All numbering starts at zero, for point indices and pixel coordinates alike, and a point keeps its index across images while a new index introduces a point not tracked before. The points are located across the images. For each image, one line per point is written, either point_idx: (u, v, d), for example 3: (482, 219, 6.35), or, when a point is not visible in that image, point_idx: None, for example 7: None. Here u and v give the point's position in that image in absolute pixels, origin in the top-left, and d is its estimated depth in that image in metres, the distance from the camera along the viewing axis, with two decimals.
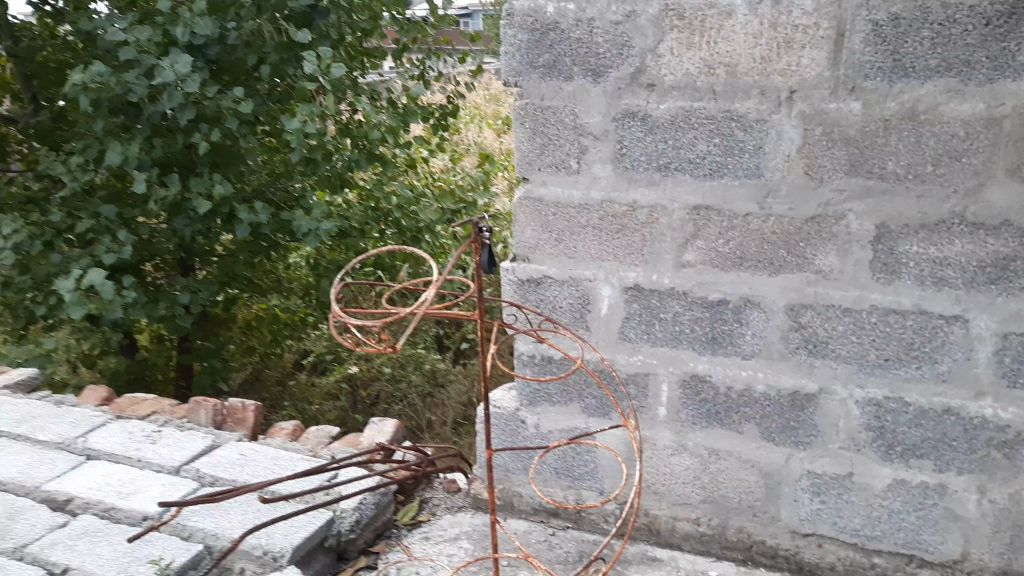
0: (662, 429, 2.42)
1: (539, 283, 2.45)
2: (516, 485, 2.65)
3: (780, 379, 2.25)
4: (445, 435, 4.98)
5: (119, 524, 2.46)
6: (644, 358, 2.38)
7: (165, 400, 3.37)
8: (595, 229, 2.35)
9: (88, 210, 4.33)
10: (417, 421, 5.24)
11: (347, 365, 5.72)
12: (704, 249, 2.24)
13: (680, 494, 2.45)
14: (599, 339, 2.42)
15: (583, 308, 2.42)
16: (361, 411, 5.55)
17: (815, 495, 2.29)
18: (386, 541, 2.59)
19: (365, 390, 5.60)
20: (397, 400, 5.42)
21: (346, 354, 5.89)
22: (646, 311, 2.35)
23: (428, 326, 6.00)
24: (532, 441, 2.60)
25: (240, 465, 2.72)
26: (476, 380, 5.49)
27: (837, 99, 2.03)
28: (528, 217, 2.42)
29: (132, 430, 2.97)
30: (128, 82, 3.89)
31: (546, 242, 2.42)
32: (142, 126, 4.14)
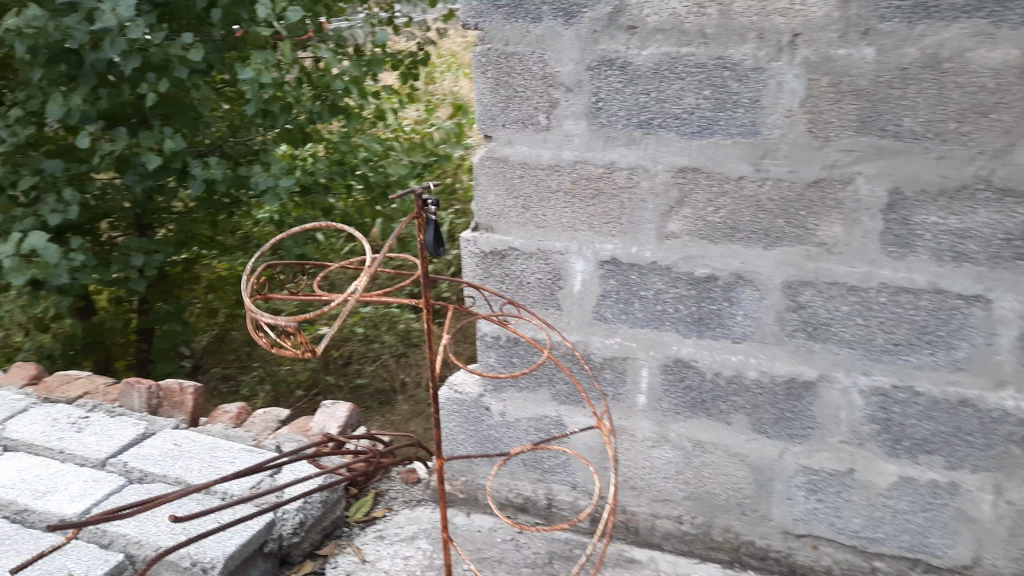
0: (641, 419, 2.17)
1: (503, 256, 2.17)
2: (480, 478, 2.40)
3: (774, 366, 1.99)
4: (416, 404, 4.71)
5: (30, 530, 2.19)
6: (621, 341, 2.12)
7: (100, 378, 3.08)
8: (567, 195, 2.06)
9: (30, 165, 3.92)
10: (390, 381, 4.98)
11: None
12: (690, 218, 1.96)
13: (661, 490, 2.21)
14: (571, 320, 2.15)
15: (554, 284, 2.14)
16: (333, 371, 5.12)
17: (811, 493, 2.05)
18: (334, 541, 2.33)
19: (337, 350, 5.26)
20: (369, 360, 5.14)
21: None
22: (624, 288, 2.07)
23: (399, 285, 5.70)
24: (498, 430, 2.34)
25: (173, 458, 2.44)
26: None
27: (847, 44, 1.73)
28: (490, 180, 2.13)
29: (56, 416, 2.68)
30: (67, 26, 3.47)
31: (511, 209, 2.13)
32: (86, 75, 3.72)
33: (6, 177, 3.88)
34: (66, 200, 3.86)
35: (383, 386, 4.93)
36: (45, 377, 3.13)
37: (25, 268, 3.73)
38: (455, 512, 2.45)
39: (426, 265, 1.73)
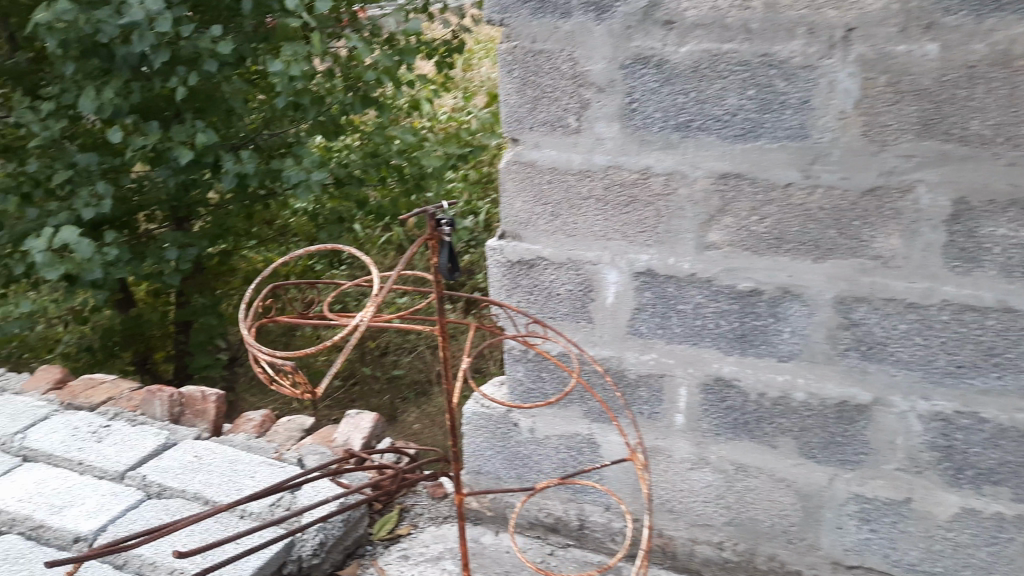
0: (679, 439, 2.03)
1: (531, 266, 2.04)
2: (508, 496, 2.29)
3: (823, 387, 1.84)
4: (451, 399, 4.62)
5: (45, 548, 2.12)
6: (657, 358, 1.98)
7: (124, 382, 3.02)
8: (599, 202, 1.92)
9: (64, 160, 3.78)
10: (426, 373, 4.88)
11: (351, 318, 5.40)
12: (733, 227, 1.82)
13: (700, 514, 2.07)
14: (603, 334, 2.02)
15: (585, 296, 2.01)
16: (369, 361, 5.03)
17: (863, 522, 1.90)
18: (356, 560, 2.24)
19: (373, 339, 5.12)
20: (406, 352, 5.06)
21: None
22: (661, 301, 1.93)
23: None
24: (527, 447, 2.22)
25: (192, 471, 2.35)
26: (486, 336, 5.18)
27: (907, 40, 1.57)
28: (517, 185, 2.00)
29: (77, 425, 2.62)
30: (98, 20, 3.34)
31: (539, 216, 2.00)
32: (118, 68, 3.59)
33: (41, 171, 3.75)
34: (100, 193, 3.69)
35: (419, 378, 4.84)
36: (70, 380, 3.08)
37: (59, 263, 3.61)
38: (482, 531, 2.33)
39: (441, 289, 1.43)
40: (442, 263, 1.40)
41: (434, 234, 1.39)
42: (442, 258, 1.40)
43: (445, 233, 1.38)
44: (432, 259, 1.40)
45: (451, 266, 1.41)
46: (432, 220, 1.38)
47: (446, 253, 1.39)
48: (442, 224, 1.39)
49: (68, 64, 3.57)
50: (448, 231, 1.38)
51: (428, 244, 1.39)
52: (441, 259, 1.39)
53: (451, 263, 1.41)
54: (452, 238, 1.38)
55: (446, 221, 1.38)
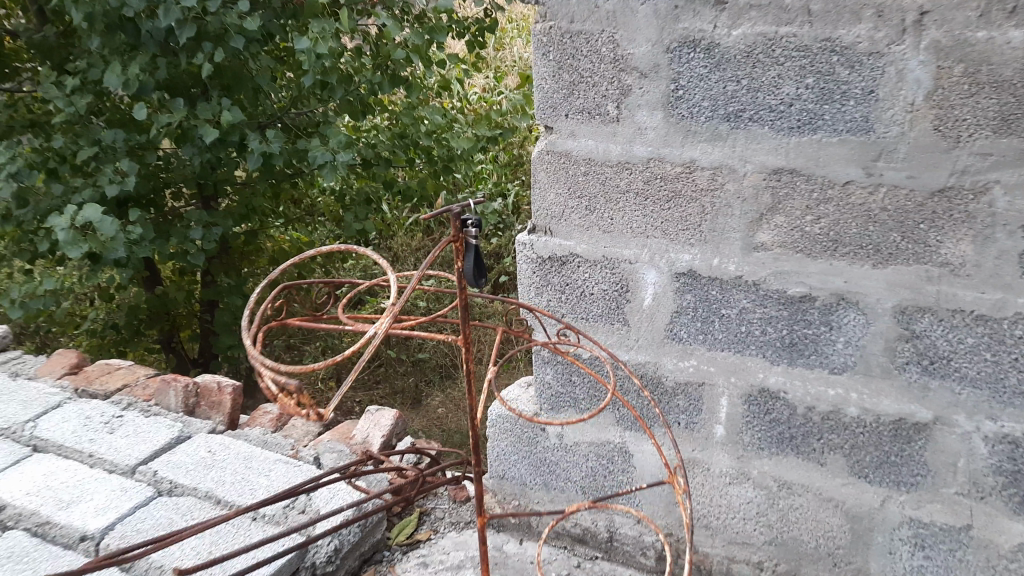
0: (718, 452, 1.90)
1: (563, 263, 1.91)
2: (533, 503, 2.17)
3: (879, 403, 1.70)
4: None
5: (51, 546, 2.03)
6: (697, 365, 1.84)
7: (141, 369, 2.94)
8: (638, 196, 1.78)
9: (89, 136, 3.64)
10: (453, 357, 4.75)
11: None
12: (785, 227, 1.67)
13: (739, 532, 1.94)
14: (639, 338, 1.88)
15: (620, 297, 1.87)
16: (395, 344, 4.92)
17: (917, 549, 1.76)
18: (373, 567, 2.13)
19: None
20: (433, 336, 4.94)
21: None
22: (703, 304, 1.79)
23: None
24: (554, 453, 2.10)
25: (204, 468, 2.25)
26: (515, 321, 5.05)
27: (988, 25, 1.41)
28: (550, 176, 1.87)
29: (89, 414, 2.53)
30: None
31: (573, 210, 1.86)
32: (146, 42, 3.47)
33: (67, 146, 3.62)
34: (124, 169, 3.53)
35: (444, 362, 4.74)
36: (87, 365, 3.00)
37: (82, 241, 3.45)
38: (505, 539, 2.21)
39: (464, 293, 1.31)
40: (467, 269, 1.26)
41: (458, 237, 1.23)
42: (468, 263, 1.25)
43: (470, 237, 1.23)
44: (456, 263, 1.26)
45: (478, 271, 1.27)
46: (456, 221, 1.23)
47: (471, 259, 1.25)
48: (468, 225, 1.23)
49: (93, 38, 3.44)
50: (474, 233, 1.23)
51: (452, 247, 1.25)
52: (466, 265, 1.25)
53: (478, 268, 1.26)
54: (478, 242, 1.24)
55: (473, 222, 1.23)
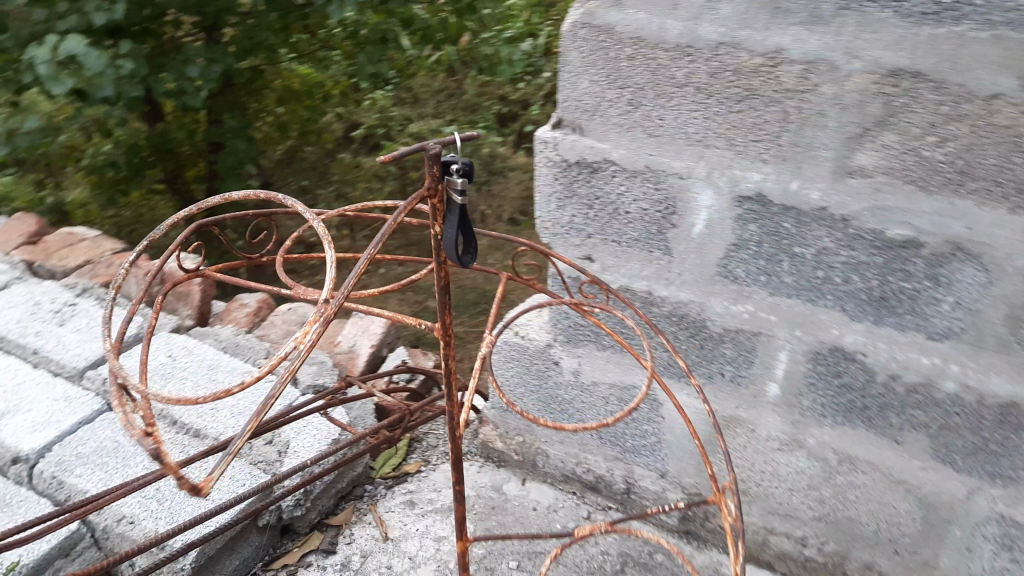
0: (769, 413, 1.55)
1: (594, 170, 1.49)
2: (540, 442, 1.86)
3: (987, 381, 1.32)
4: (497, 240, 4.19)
5: None
6: (754, 311, 1.47)
7: (107, 241, 2.59)
8: (699, 91, 1.34)
9: None
10: None
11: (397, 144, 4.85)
12: (896, 147, 1.24)
13: (784, 502, 1.62)
14: (683, 272, 1.50)
15: (664, 217, 1.47)
16: None
17: (1004, 551, 1.43)
18: (352, 504, 1.87)
19: None
20: None
21: (399, 129, 5.00)
22: (771, 236, 1.39)
23: (491, 102, 4.98)
24: (569, 391, 1.76)
25: (162, 378, 1.95)
26: None
27: None
28: (585, 57, 1.42)
29: (39, 300, 2.20)
30: None
31: (612, 104, 1.43)
32: None
33: None
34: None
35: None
36: (48, 233, 2.65)
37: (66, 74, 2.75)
38: (504, 478, 1.91)
39: (445, 274, 0.92)
40: (448, 239, 0.89)
41: (437, 187, 0.86)
42: (450, 231, 0.88)
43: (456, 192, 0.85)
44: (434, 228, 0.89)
45: (466, 247, 0.90)
46: (436, 163, 0.86)
47: (457, 225, 0.88)
48: (453, 172, 0.86)
49: None
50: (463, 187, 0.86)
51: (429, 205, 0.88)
52: (447, 233, 0.88)
53: (468, 240, 0.90)
54: (466, 202, 0.86)
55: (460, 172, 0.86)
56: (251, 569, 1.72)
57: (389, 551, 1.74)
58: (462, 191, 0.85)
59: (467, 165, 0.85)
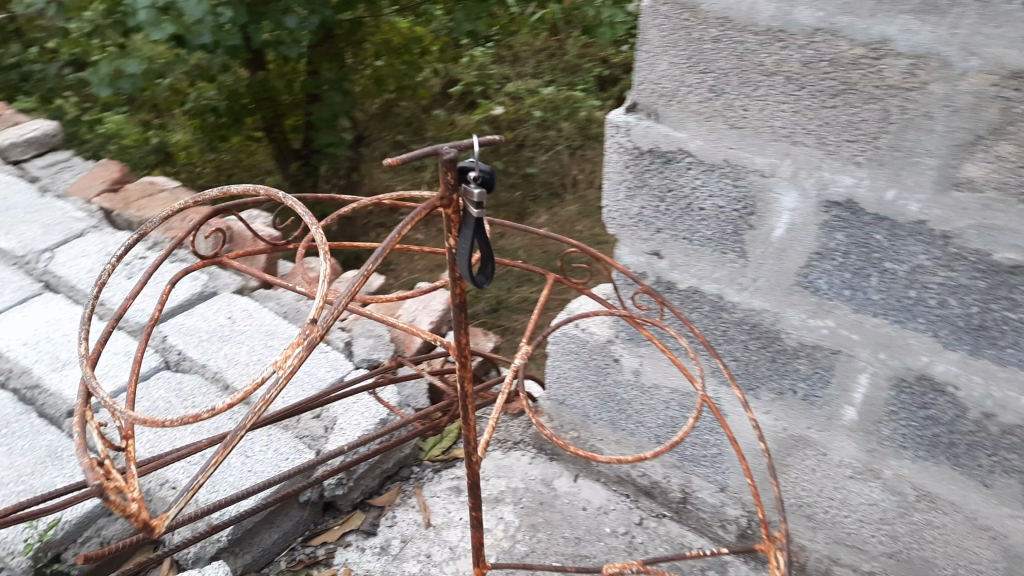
0: (843, 437, 1.42)
1: (668, 161, 1.37)
2: (596, 439, 1.77)
3: None
4: (586, 206, 4.08)
5: (37, 415, 1.78)
6: (834, 328, 1.33)
7: (185, 194, 2.59)
8: (789, 81, 1.20)
9: None
10: (561, 176, 4.29)
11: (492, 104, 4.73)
12: (1012, 159, 1.08)
13: (853, 533, 1.49)
14: (759, 278, 1.37)
15: (741, 217, 1.34)
16: (504, 155, 4.50)
17: None
18: (398, 485, 1.82)
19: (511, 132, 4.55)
20: (543, 150, 4.45)
21: (494, 88, 4.88)
22: (859, 247, 1.25)
23: (590, 65, 4.80)
24: (628, 391, 1.67)
25: (219, 340, 1.93)
26: None
27: None
28: (666, 37, 1.29)
29: (110, 250, 2.22)
30: None
31: (692, 89, 1.30)
32: None
33: None
34: None
35: (552, 180, 4.28)
36: (129, 181, 2.65)
37: (167, 20, 2.60)
38: (556, 472, 1.83)
39: (458, 293, 0.84)
40: (461, 253, 0.81)
41: (450, 196, 0.78)
42: (464, 245, 0.80)
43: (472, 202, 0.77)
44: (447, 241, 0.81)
45: (481, 265, 0.82)
46: (452, 169, 0.78)
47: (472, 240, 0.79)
48: (470, 180, 0.78)
49: None
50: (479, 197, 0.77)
51: (441, 214, 0.79)
52: (460, 248, 0.80)
53: (484, 258, 0.81)
54: (482, 215, 0.77)
55: (475, 180, 0.77)
56: (290, 544, 1.69)
57: (429, 538, 1.68)
58: (479, 201, 0.76)
59: (485, 172, 0.77)
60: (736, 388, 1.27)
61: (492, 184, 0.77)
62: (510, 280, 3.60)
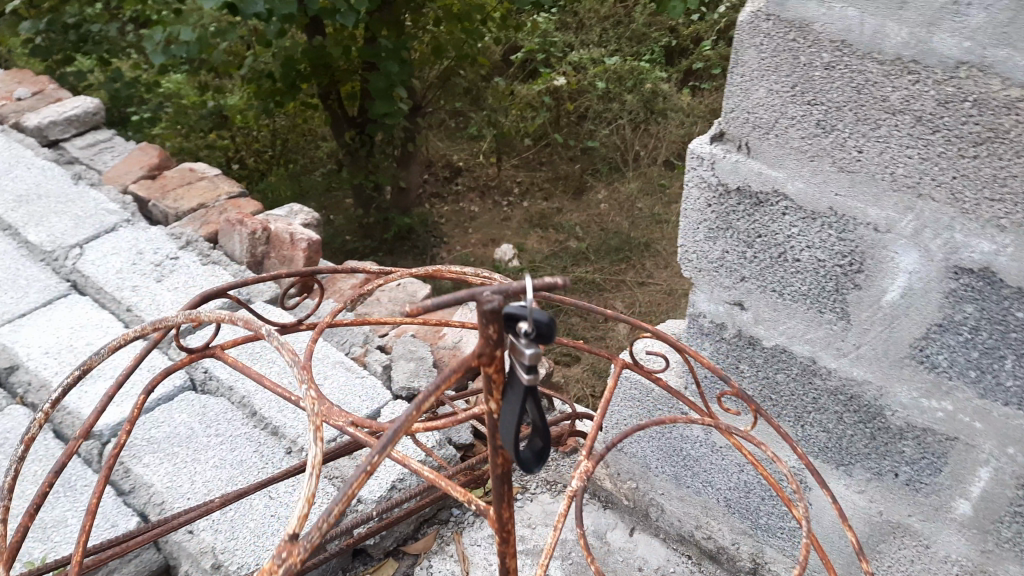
0: (952, 531, 1.21)
1: (759, 203, 1.16)
2: (657, 492, 1.59)
3: None
4: (647, 184, 3.83)
5: (53, 439, 1.63)
6: (952, 411, 1.12)
7: (224, 183, 2.43)
8: (918, 123, 0.98)
9: None
10: (623, 154, 4.05)
11: (553, 73, 4.45)
12: None
13: None
14: (863, 344, 1.16)
15: (847, 275, 1.13)
16: (564, 129, 4.24)
17: None
18: (435, 529, 1.65)
19: (572, 104, 4.27)
20: (605, 124, 4.17)
21: (556, 57, 4.60)
22: (994, 325, 1.03)
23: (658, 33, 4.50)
24: (696, 447, 1.49)
25: (251, 361, 1.78)
26: (705, 120, 4.15)
27: None
28: (766, 60, 1.07)
29: (143, 250, 2.05)
30: None
31: (793, 123, 1.09)
32: None
33: None
34: None
35: (613, 156, 4.03)
36: (170, 167, 2.50)
37: None
38: (611, 523, 1.66)
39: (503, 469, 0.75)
40: (508, 426, 0.70)
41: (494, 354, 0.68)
42: (511, 415, 0.70)
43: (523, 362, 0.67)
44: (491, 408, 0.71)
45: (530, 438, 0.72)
46: (497, 321, 0.68)
47: (522, 404, 0.69)
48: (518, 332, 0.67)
49: None
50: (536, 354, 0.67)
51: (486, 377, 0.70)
52: (509, 419, 0.70)
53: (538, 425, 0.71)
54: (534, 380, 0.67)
55: (525, 333, 0.66)
56: None
57: None
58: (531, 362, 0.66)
59: (540, 323, 0.66)
60: (851, 535, 1.00)
61: (550, 338, 0.66)
62: (568, 258, 3.40)
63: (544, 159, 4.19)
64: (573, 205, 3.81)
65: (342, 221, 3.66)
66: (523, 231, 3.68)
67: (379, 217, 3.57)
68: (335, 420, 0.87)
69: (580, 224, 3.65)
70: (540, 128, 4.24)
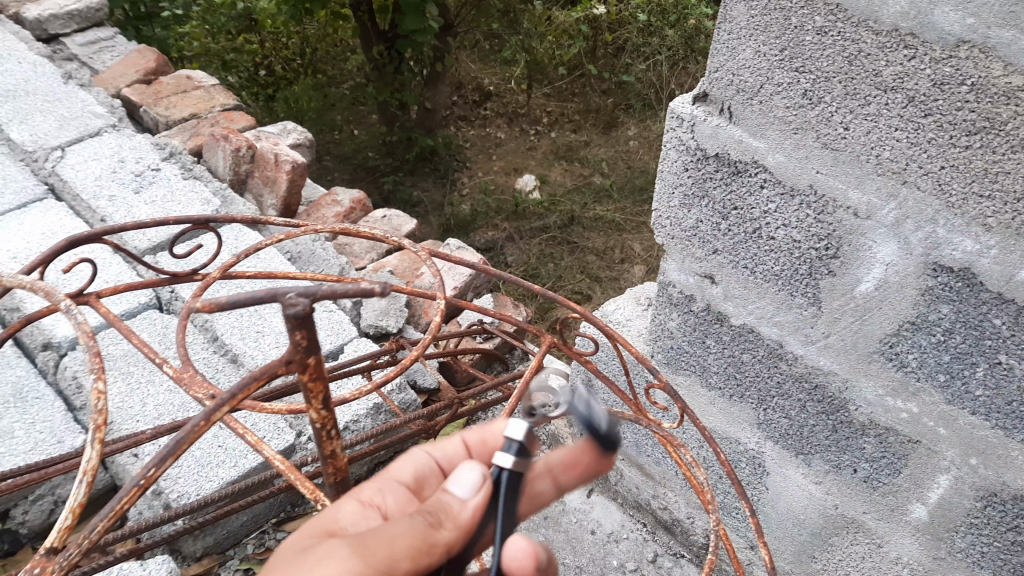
0: (910, 534, 1.15)
1: (736, 173, 1.08)
2: (616, 457, 1.55)
3: None
4: None
5: (12, 348, 1.61)
6: (918, 415, 1.05)
7: (220, 93, 2.35)
8: (909, 104, 0.88)
9: None
10: (656, 91, 3.88)
11: None
12: None
13: None
14: (832, 334, 1.09)
15: (815, 265, 1.06)
16: (599, 60, 4.07)
17: None
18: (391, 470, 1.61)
19: (610, 33, 4.07)
20: (642, 58, 3.98)
21: None
22: (970, 330, 0.95)
23: None
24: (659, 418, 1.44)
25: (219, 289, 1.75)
26: None
27: None
28: (755, 18, 0.97)
29: (124, 157, 2.00)
30: None
31: (779, 90, 0.99)
32: None
33: None
34: None
35: (647, 93, 3.87)
36: (167, 73, 2.44)
37: None
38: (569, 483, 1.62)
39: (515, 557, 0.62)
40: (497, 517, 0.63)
41: (305, 361, 0.65)
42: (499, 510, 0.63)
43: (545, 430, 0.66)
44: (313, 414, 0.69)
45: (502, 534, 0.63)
46: (301, 325, 0.64)
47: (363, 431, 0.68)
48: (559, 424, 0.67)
49: None
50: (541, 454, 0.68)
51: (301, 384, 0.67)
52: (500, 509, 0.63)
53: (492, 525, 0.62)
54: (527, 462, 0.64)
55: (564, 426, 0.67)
56: (261, 526, 1.53)
57: None
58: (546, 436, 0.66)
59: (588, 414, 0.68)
60: (764, 549, 0.97)
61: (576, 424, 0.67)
62: (589, 194, 3.28)
63: (574, 89, 4.03)
64: (601, 139, 3.69)
65: (363, 137, 3.54)
66: (540, 164, 3.56)
67: (402, 136, 3.43)
68: (192, 390, 0.81)
69: (600, 160, 3.52)
70: (575, 58, 4.06)
